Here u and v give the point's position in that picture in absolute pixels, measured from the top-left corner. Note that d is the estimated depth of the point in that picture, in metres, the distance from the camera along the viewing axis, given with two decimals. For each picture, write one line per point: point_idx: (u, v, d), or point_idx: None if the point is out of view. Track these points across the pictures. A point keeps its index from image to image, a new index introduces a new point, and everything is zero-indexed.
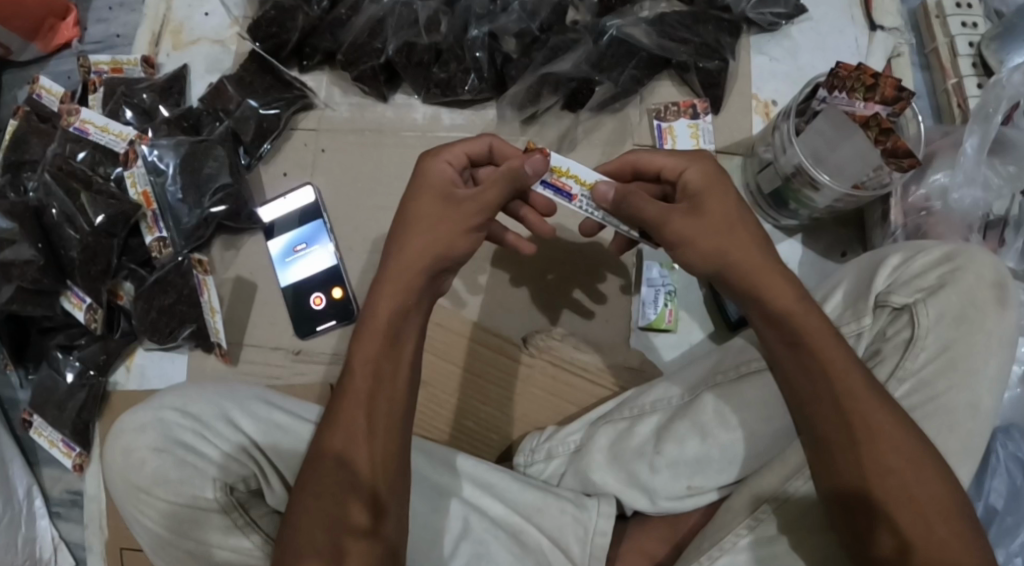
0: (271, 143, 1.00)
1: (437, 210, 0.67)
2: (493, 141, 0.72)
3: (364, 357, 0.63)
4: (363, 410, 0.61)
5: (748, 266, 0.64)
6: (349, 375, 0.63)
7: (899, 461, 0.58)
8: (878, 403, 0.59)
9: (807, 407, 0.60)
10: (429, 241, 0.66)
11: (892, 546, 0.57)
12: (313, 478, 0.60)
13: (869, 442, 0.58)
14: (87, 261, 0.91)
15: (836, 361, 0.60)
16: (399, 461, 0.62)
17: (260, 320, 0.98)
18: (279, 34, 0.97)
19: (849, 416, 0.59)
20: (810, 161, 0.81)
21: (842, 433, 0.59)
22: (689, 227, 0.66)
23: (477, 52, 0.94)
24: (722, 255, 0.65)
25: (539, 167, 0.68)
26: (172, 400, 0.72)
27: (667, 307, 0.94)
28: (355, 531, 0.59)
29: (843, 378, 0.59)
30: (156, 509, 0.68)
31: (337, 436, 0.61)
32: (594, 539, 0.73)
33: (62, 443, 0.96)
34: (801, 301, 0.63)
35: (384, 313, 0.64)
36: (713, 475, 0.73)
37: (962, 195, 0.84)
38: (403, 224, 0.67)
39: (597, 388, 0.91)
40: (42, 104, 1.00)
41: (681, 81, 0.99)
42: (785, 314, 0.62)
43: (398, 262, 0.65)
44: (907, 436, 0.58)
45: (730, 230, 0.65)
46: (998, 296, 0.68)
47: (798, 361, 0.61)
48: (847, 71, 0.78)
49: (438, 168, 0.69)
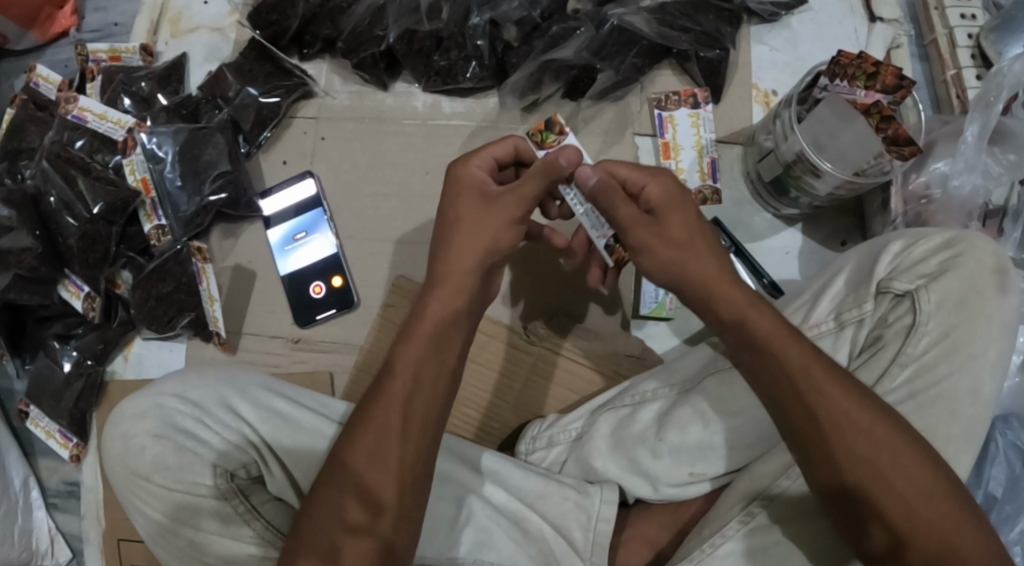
0: (271, 130, 0.99)
1: (478, 208, 0.67)
2: (519, 142, 0.71)
3: (407, 359, 0.62)
4: (398, 412, 0.61)
5: (702, 276, 0.65)
6: (388, 376, 0.62)
7: (872, 448, 0.58)
8: (844, 393, 0.59)
9: (780, 405, 0.61)
10: (476, 241, 0.66)
11: (884, 541, 0.58)
12: (328, 481, 0.60)
13: (837, 435, 0.59)
14: (85, 249, 0.90)
15: (794, 359, 0.61)
16: (425, 467, 0.61)
17: (259, 308, 0.97)
18: (279, 22, 0.96)
19: (817, 414, 0.59)
20: (810, 148, 0.82)
21: (812, 426, 0.59)
22: (649, 238, 0.66)
23: (478, 40, 0.94)
24: (677, 265, 0.66)
25: (572, 161, 0.67)
26: (171, 387, 0.71)
27: (668, 295, 0.93)
28: (353, 531, 0.59)
29: (805, 375, 0.60)
30: (155, 496, 0.68)
31: (368, 436, 0.60)
32: (597, 525, 0.73)
33: (59, 434, 0.96)
34: (756, 307, 0.63)
35: (433, 316, 0.64)
36: (714, 462, 0.73)
37: (961, 182, 0.84)
38: (446, 229, 0.67)
39: (597, 376, 0.91)
40: (40, 92, 0.99)
41: (682, 70, 0.99)
42: (744, 319, 0.63)
43: (451, 265, 0.66)
44: (879, 422, 0.59)
45: (689, 239, 0.66)
46: (998, 282, 0.68)
47: (761, 365, 0.62)
48: (848, 59, 0.79)
49: (471, 172, 0.69)
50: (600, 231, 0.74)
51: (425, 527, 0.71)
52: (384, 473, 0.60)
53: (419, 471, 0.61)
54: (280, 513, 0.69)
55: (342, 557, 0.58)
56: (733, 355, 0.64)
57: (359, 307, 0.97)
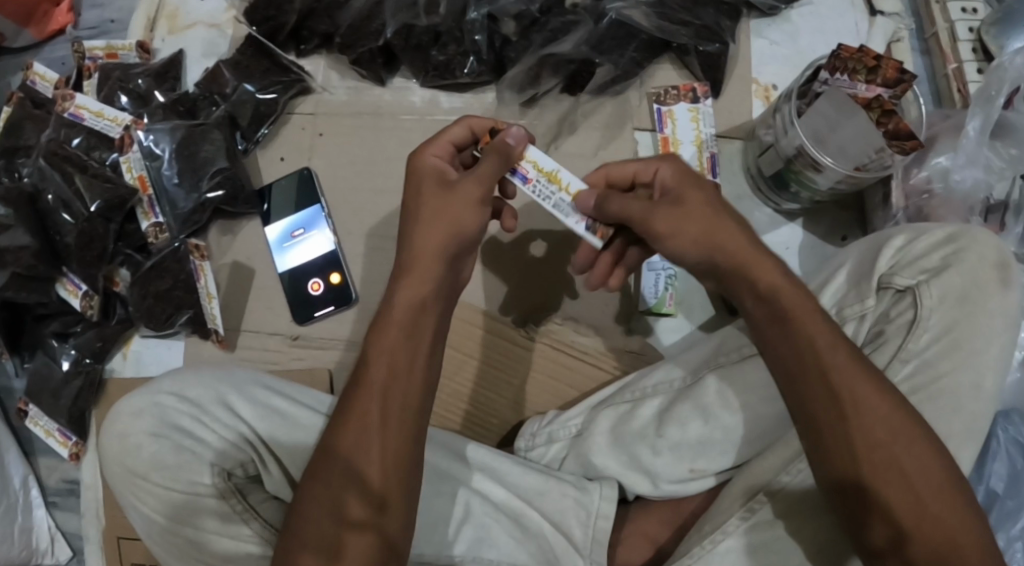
0: (269, 127, 0.99)
1: (437, 196, 0.67)
2: (472, 123, 0.71)
3: (380, 347, 0.62)
4: (377, 401, 0.60)
5: (732, 252, 0.65)
6: (364, 365, 0.62)
7: (888, 436, 0.58)
8: (865, 375, 0.59)
9: (801, 385, 0.60)
10: (439, 222, 0.65)
11: (887, 533, 0.57)
12: (320, 476, 0.60)
13: (857, 419, 0.58)
14: (82, 247, 0.90)
15: (820, 338, 0.60)
16: (414, 464, 0.61)
17: (257, 305, 0.97)
18: (276, 17, 0.96)
19: (840, 395, 0.59)
20: (811, 143, 0.81)
21: (831, 411, 0.59)
22: (673, 219, 0.67)
23: (477, 35, 0.93)
24: (707, 241, 0.66)
25: (518, 135, 0.70)
26: (169, 385, 0.71)
27: (667, 291, 0.93)
28: (355, 524, 0.58)
29: (833, 354, 0.60)
30: (152, 495, 0.67)
31: (353, 430, 0.60)
32: (596, 522, 0.73)
33: (58, 432, 0.96)
34: (788, 285, 0.63)
35: (403, 304, 0.63)
36: (715, 458, 0.73)
37: (963, 175, 0.84)
38: (409, 217, 0.67)
39: (599, 369, 0.90)
40: (36, 90, 0.98)
41: (681, 64, 0.98)
42: (774, 295, 0.63)
43: (417, 252, 0.65)
44: (893, 409, 0.58)
45: (714, 217, 0.67)
46: (1001, 277, 0.68)
47: (787, 343, 0.61)
48: (850, 53, 0.79)
49: (428, 163, 0.69)
50: (573, 216, 0.72)
51: (424, 524, 0.70)
52: (377, 467, 0.59)
53: (406, 461, 0.60)
54: (279, 514, 0.69)
55: (343, 555, 0.57)
56: (757, 338, 0.63)
57: (358, 303, 0.96)
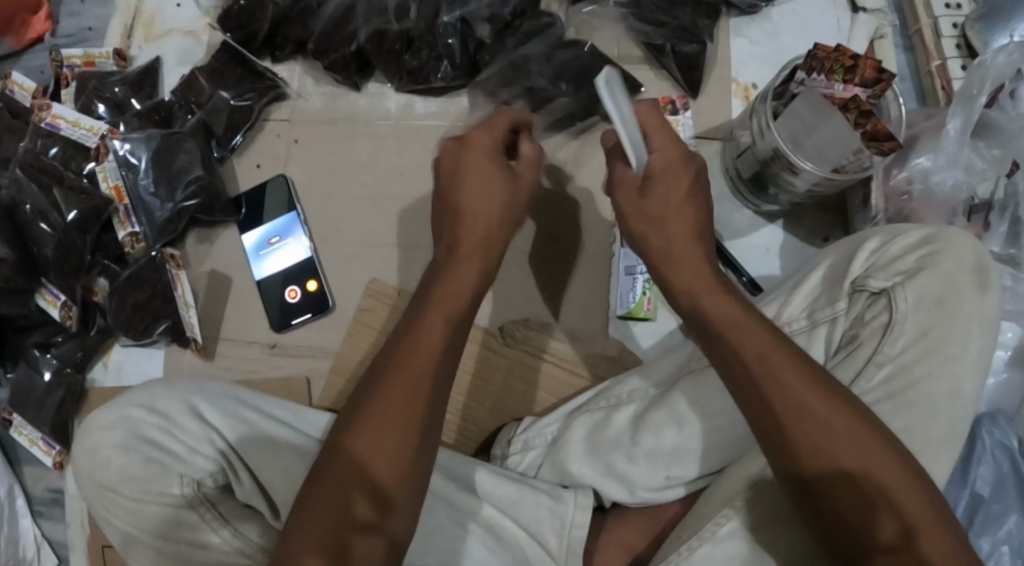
0: (243, 135, 0.98)
1: (483, 160, 0.68)
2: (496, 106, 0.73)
3: (429, 342, 0.60)
4: (415, 393, 0.58)
5: (680, 254, 0.64)
6: (400, 356, 0.59)
7: (847, 446, 0.55)
8: (808, 386, 0.57)
9: (748, 402, 0.58)
10: (488, 184, 0.67)
11: (894, 528, 0.54)
12: (330, 475, 0.56)
13: (807, 435, 0.56)
14: (60, 259, 0.90)
15: (766, 354, 0.58)
16: (425, 464, 0.59)
17: (236, 313, 0.97)
18: (249, 24, 0.96)
19: (780, 412, 0.57)
20: (788, 146, 0.80)
21: (779, 428, 0.57)
22: (635, 201, 0.66)
23: (449, 39, 0.92)
24: (656, 237, 0.65)
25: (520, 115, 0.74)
26: (138, 397, 0.70)
27: (645, 295, 0.91)
28: (360, 525, 0.56)
29: (773, 370, 0.58)
30: (123, 508, 0.67)
31: (369, 426, 0.57)
32: (571, 532, 0.72)
33: (42, 441, 0.95)
34: (728, 297, 0.62)
35: (444, 307, 0.61)
36: (690, 466, 0.72)
37: (942, 177, 0.82)
38: (452, 181, 0.67)
39: (574, 377, 0.90)
40: (14, 100, 0.98)
41: (658, 65, 0.97)
42: (711, 308, 0.62)
43: (471, 205, 0.66)
44: (851, 419, 0.56)
45: (682, 205, 0.65)
46: (978, 279, 0.67)
47: (728, 359, 0.60)
48: (826, 52, 0.76)
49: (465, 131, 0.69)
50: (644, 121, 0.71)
51: None
52: (387, 465, 0.57)
53: (418, 460, 0.58)
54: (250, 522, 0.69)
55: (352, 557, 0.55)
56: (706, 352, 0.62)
57: (335, 310, 0.96)
